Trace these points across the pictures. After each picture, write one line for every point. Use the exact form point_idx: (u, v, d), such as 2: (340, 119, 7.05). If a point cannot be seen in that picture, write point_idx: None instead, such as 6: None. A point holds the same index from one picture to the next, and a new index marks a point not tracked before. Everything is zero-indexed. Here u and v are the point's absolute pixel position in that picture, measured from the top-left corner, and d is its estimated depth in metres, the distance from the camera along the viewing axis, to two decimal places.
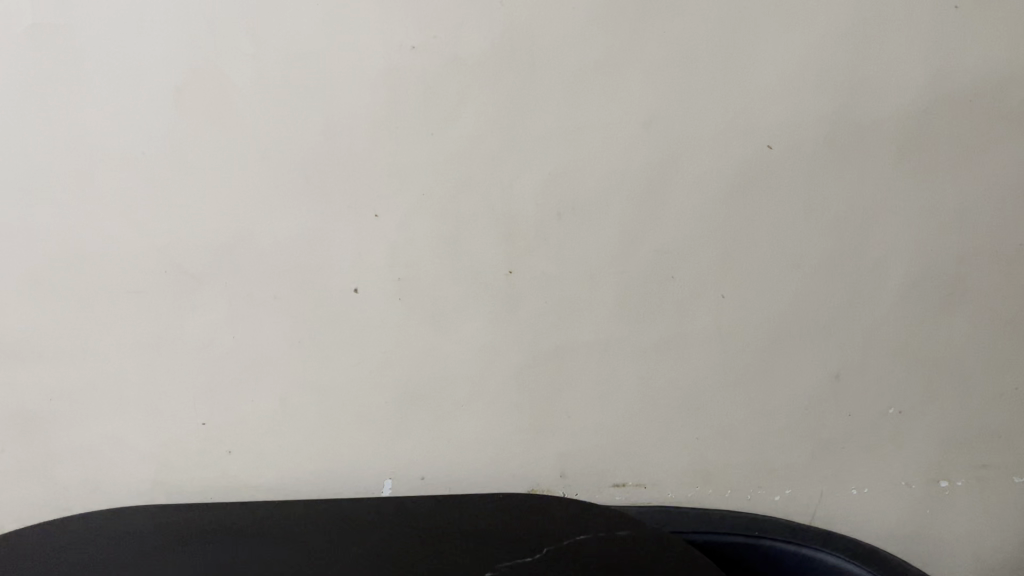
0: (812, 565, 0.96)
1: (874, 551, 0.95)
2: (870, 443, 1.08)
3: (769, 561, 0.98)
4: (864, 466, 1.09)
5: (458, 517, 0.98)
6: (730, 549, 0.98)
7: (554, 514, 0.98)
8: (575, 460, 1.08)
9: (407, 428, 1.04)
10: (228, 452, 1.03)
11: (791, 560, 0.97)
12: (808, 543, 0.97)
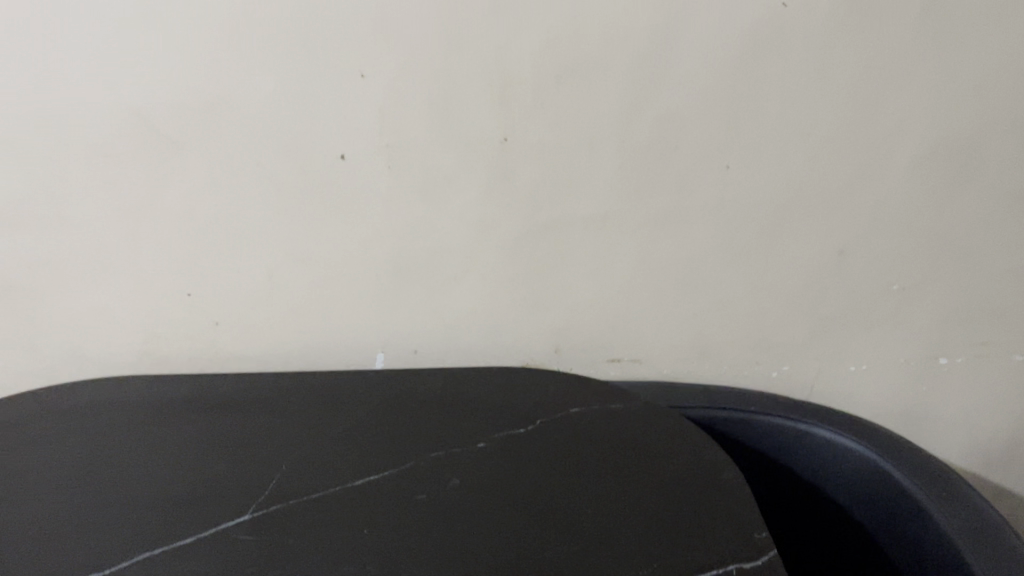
0: (804, 439, 0.95)
1: (865, 427, 0.94)
2: (869, 320, 1.07)
3: (762, 436, 0.97)
4: (862, 342, 1.08)
5: (450, 389, 0.97)
6: (721, 423, 0.97)
7: (547, 386, 0.97)
8: (571, 335, 1.07)
9: (399, 300, 1.02)
10: (216, 323, 1.02)
11: (780, 434, 0.96)
12: (798, 418, 0.96)
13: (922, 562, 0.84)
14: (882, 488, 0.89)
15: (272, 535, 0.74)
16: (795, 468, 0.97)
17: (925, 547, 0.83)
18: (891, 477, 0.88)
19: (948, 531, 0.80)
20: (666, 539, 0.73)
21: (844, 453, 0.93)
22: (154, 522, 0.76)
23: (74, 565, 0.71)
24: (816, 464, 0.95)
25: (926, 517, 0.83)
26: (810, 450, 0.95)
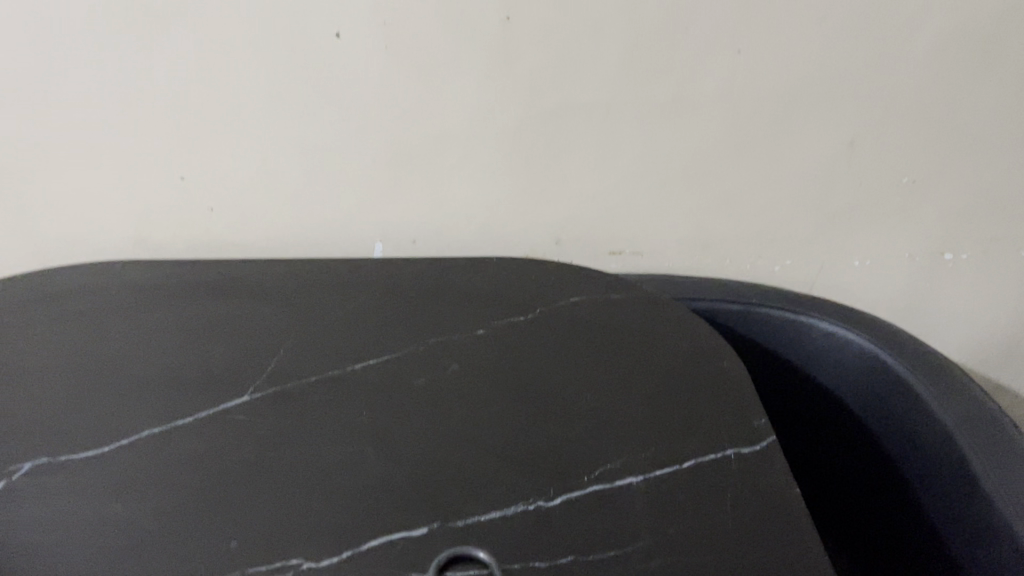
0: (808, 332, 0.94)
1: (870, 322, 0.93)
2: (875, 215, 1.05)
3: (762, 325, 0.96)
4: (867, 237, 1.07)
5: (449, 276, 0.95)
6: (724, 316, 0.97)
7: (549, 272, 0.96)
8: (572, 227, 1.05)
9: (396, 188, 1.00)
10: (210, 209, 1.00)
11: (783, 328, 0.95)
12: (803, 311, 0.94)
13: (916, 452, 0.85)
14: (879, 379, 0.89)
15: (271, 417, 0.74)
16: (798, 362, 0.96)
17: (920, 438, 0.84)
18: (895, 372, 0.88)
19: (948, 424, 0.80)
20: (665, 424, 0.73)
21: (844, 343, 0.92)
22: (151, 403, 0.75)
23: (72, 444, 0.71)
24: (814, 355, 0.95)
25: (925, 409, 0.83)
26: (809, 341, 0.95)
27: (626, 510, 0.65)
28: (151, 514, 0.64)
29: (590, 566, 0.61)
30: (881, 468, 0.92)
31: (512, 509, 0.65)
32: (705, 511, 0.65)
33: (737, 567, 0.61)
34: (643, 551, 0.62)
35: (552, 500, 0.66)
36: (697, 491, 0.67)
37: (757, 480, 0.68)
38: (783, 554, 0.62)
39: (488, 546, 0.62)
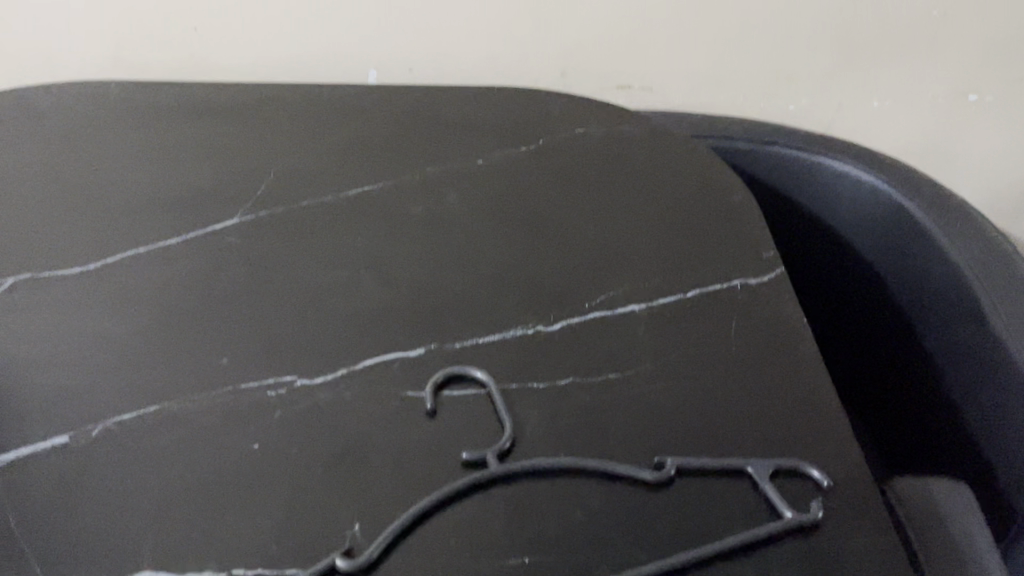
0: (824, 176, 0.88)
1: (895, 165, 0.86)
2: (900, 50, 0.99)
3: (776, 166, 0.90)
4: (889, 75, 1.01)
5: (449, 96, 0.90)
6: (736, 155, 0.90)
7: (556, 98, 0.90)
8: (579, 58, 0.99)
9: (391, 9, 0.93)
10: (193, 28, 0.93)
11: (798, 169, 0.89)
12: (821, 153, 0.88)
13: (928, 303, 0.81)
14: (892, 224, 0.84)
15: (261, 239, 0.71)
16: (811, 207, 0.90)
17: (935, 288, 0.80)
18: (915, 220, 0.82)
19: (966, 275, 0.76)
20: (670, 255, 0.70)
21: (856, 186, 0.86)
22: (135, 223, 0.72)
23: (54, 260, 0.68)
24: (824, 198, 0.89)
25: (940, 257, 0.79)
26: (824, 184, 0.88)
27: (630, 336, 0.63)
28: (136, 331, 0.62)
29: (590, 389, 0.59)
30: (886, 320, 0.88)
31: (511, 333, 0.63)
32: (710, 339, 0.63)
33: (741, 391, 0.59)
34: (644, 375, 0.60)
35: (552, 327, 0.64)
36: (703, 321, 0.64)
37: (764, 310, 0.65)
38: (788, 381, 0.60)
39: (486, 368, 0.61)
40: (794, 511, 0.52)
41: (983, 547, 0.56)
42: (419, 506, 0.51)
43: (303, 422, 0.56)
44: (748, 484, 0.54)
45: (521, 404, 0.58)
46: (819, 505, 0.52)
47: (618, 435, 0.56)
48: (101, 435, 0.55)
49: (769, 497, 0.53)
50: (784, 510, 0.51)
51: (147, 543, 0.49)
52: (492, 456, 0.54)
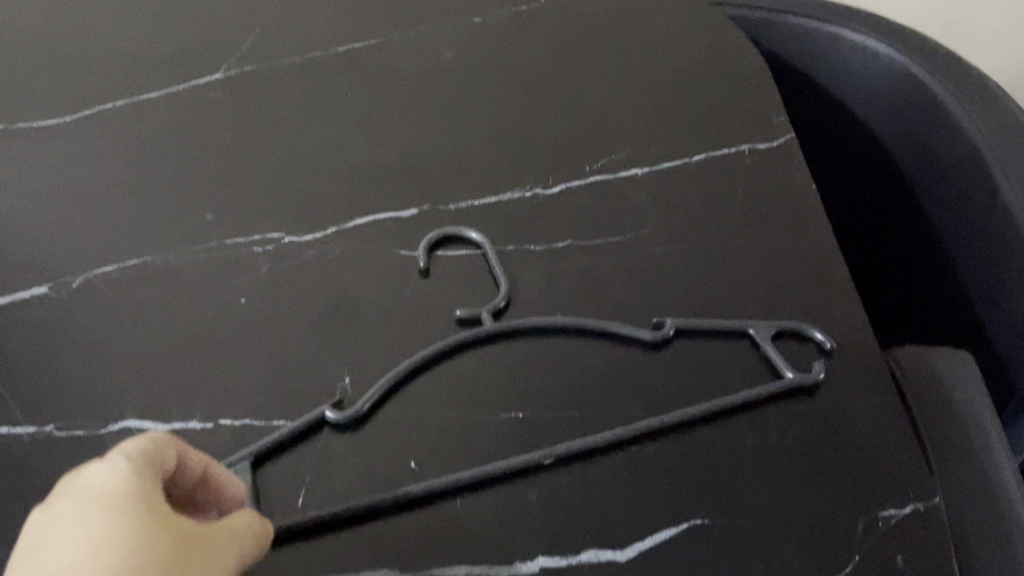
0: (837, 49, 0.78)
1: (916, 38, 0.75)
2: None
3: (785, 38, 0.81)
4: None
5: None
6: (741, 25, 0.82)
7: None
8: None
9: None
10: None
11: (808, 41, 0.79)
12: (833, 22, 0.77)
13: (931, 173, 0.73)
14: (895, 87, 0.74)
15: (244, 94, 0.66)
16: (825, 87, 0.81)
17: (952, 179, 0.70)
18: (934, 100, 0.71)
19: (976, 136, 0.67)
20: (677, 118, 0.66)
21: (871, 60, 0.76)
22: (111, 74, 0.68)
23: (30, 112, 0.64)
24: (823, 60, 0.80)
25: (949, 119, 0.70)
26: (836, 59, 0.78)
27: (633, 200, 0.61)
28: (116, 185, 0.59)
29: (590, 252, 0.57)
30: (883, 197, 0.80)
31: (509, 195, 0.60)
32: (715, 204, 0.61)
33: (745, 256, 0.57)
34: (646, 239, 0.58)
35: (551, 189, 0.61)
36: (709, 186, 0.62)
37: (773, 177, 0.62)
38: (794, 248, 0.58)
39: (483, 228, 0.58)
40: (797, 372, 0.50)
41: (976, 403, 0.56)
42: (408, 364, 0.49)
43: (292, 279, 0.54)
44: (750, 346, 0.52)
45: (517, 265, 0.56)
46: (822, 367, 0.50)
47: (618, 298, 0.55)
48: (82, 286, 0.53)
49: (770, 358, 0.51)
50: (786, 371, 0.50)
51: (132, 392, 0.48)
52: (487, 315, 0.52)
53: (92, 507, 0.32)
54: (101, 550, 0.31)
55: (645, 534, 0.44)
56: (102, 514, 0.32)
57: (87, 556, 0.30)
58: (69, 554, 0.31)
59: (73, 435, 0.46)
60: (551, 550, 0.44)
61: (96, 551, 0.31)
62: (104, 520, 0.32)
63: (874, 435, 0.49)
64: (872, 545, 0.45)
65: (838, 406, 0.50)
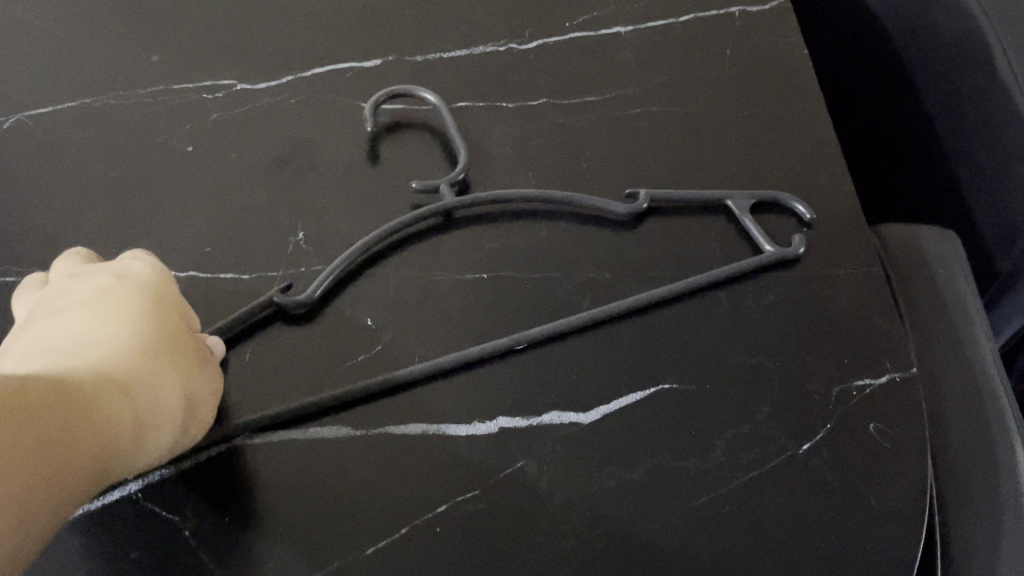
0: None
1: None
2: None
3: None
4: None
5: None
6: None
7: None
8: None
9: None
10: None
11: None
12: None
13: (921, 51, 0.68)
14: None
15: None
16: None
17: (944, 61, 0.66)
18: None
19: (977, 15, 0.63)
20: None
21: None
22: None
23: None
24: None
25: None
26: None
27: (613, 58, 0.57)
28: (55, 24, 0.55)
29: (566, 110, 0.54)
30: (870, 76, 0.75)
31: (480, 49, 0.56)
32: (701, 65, 0.57)
33: (729, 121, 0.54)
34: (624, 99, 0.55)
35: (527, 45, 0.56)
36: (694, 46, 0.58)
37: (765, 40, 0.59)
38: (782, 116, 0.55)
39: (451, 81, 0.54)
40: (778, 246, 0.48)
41: (959, 278, 0.54)
42: (371, 240, 0.45)
43: (243, 126, 0.50)
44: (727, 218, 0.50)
45: (487, 120, 0.53)
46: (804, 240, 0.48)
47: (594, 160, 0.52)
48: (15, 128, 0.50)
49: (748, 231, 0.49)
50: (767, 245, 0.48)
51: (68, 239, 0.45)
52: (446, 186, 0.47)
53: (122, 296, 0.37)
54: (139, 326, 0.36)
55: (612, 397, 0.43)
56: (134, 301, 0.37)
57: (130, 330, 0.36)
58: (113, 326, 0.36)
59: (4, 282, 0.44)
60: (513, 411, 0.42)
61: (137, 327, 0.36)
62: (137, 306, 0.37)
63: (854, 306, 0.47)
64: (845, 413, 0.43)
65: (815, 275, 0.48)
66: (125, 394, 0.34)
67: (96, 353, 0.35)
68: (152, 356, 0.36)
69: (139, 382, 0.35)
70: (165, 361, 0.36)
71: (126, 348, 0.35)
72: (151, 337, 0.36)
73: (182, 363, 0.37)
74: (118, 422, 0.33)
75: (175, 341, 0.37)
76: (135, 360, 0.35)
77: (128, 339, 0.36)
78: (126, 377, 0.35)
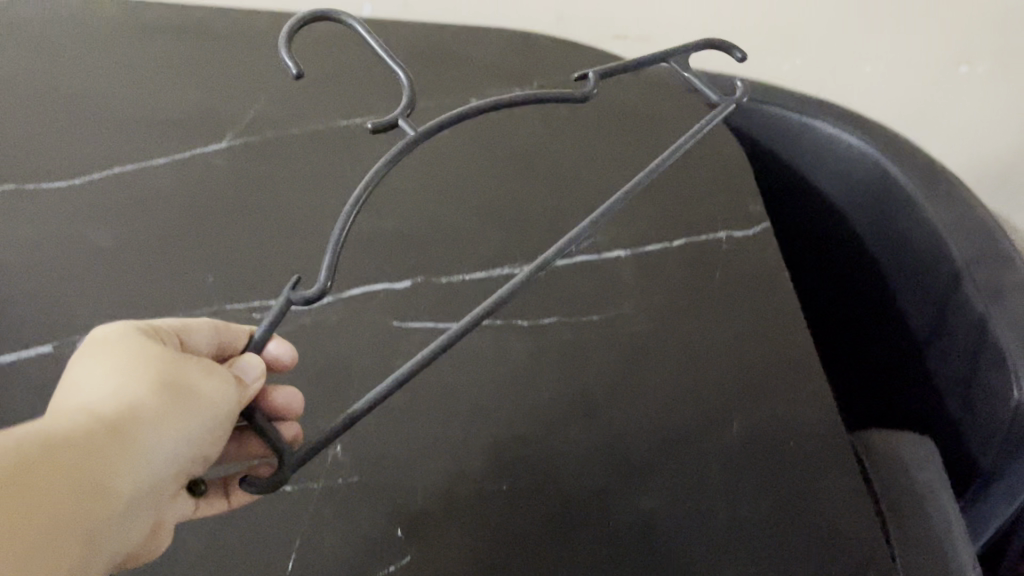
0: (833, 153, 0.81)
1: (909, 151, 0.77)
2: (905, 56, 0.93)
3: (787, 139, 0.84)
4: (897, 41, 0.91)
5: (455, 46, 0.86)
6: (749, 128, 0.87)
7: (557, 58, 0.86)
8: (578, 6, 0.93)
9: None
10: None
11: (808, 146, 0.83)
12: (831, 128, 0.81)
13: (910, 272, 0.76)
14: (864, 176, 0.79)
15: (246, 166, 0.70)
16: (820, 189, 0.85)
17: (932, 290, 0.73)
18: (917, 212, 0.74)
19: (954, 251, 0.70)
20: (661, 203, 0.70)
21: (862, 168, 0.79)
22: (127, 138, 0.72)
23: (46, 176, 0.68)
24: (809, 149, 0.83)
25: (932, 235, 0.72)
26: (829, 163, 0.82)
27: (615, 277, 0.64)
28: (125, 248, 0.63)
29: (574, 327, 0.60)
30: (871, 292, 0.83)
31: (498, 272, 0.63)
32: (695, 283, 0.64)
33: (718, 332, 0.61)
34: (625, 316, 0.61)
35: (537, 266, 0.64)
36: (688, 269, 0.65)
37: (751, 264, 0.66)
38: (769, 329, 0.61)
39: (471, 301, 0.61)
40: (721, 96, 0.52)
41: (936, 484, 0.59)
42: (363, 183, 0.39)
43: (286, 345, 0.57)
44: (710, 423, 0.55)
45: (504, 336, 0.59)
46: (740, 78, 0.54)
47: (601, 372, 0.58)
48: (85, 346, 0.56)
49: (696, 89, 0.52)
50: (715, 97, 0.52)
51: None
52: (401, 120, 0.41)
53: (117, 351, 0.41)
54: (131, 375, 0.40)
55: None
56: (128, 355, 0.40)
57: (123, 379, 0.39)
58: (110, 380, 0.39)
59: None
60: None
61: (130, 377, 0.39)
62: (130, 358, 0.40)
63: (840, 518, 0.51)
64: None
65: (803, 488, 0.52)
66: (120, 439, 0.37)
67: (93, 407, 0.38)
68: (118, 375, 0.39)
69: (117, 404, 0.38)
70: (138, 376, 0.40)
71: (117, 397, 0.38)
72: (116, 365, 0.40)
73: (178, 392, 0.40)
74: (98, 439, 0.37)
75: (142, 357, 0.40)
76: (113, 388, 0.39)
77: (120, 388, 0.39)
78: (120, 422, 0.38)
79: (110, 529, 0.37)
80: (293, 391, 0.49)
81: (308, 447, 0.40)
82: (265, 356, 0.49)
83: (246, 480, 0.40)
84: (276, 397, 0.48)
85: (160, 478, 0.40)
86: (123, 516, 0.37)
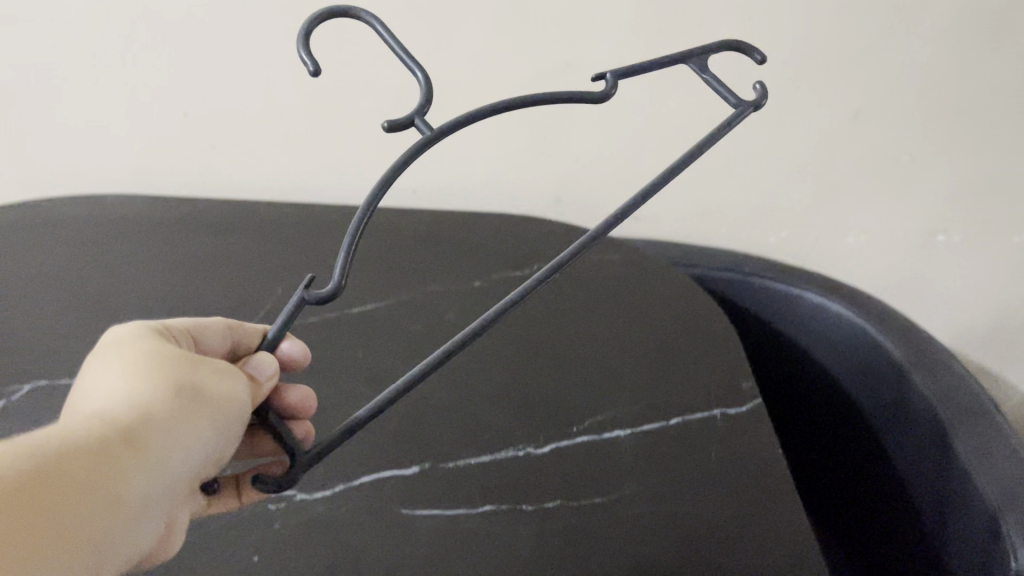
0: (828, 324, 0.85)
1: (898, 322, 0.82)
2: (885, 227, 0.99)
3: (781, 310, 0.89)
4: (875, 215, 0.98)
5: (461, 234, 0.93)
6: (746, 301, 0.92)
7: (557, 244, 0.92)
8: (575, 188, 1.00)
9: (399, 138, 0.95)
10: (212, 147, 0.97)
11: (802, 316, 0.87)
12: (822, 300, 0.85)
13: (907, 438, 0.78)
14: (858, 345, 0.83)
15: None
16: (818, 357, 0.88)
17: (928, 456, 0.75)
18: (908, 378, 0.77)
19: (946, 416, 0.73)
20: (658, 381, 0.74)
21: (855, 336, 0.83)
22: None
23: (74, 368, 0.72)
24: (804, 319, 0.88)
25: (924, 400, 0.75)
26: (823, 332, 0.86)
27: (615, 457, 0.67)
28: None
29: (578, 511, 0.62)
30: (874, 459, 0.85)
31: (502, 454, 0.66)
32: (693, 460, 0.66)
33: (717, 511, 0.63)
34: (627, 498, 0.63)
35: (541, 449, 0.67)
36: (686, 447, 0.68)
37: (745, 440, 0.68)
38: (767, 508, 0.63)
39: (476, 485, 0.64)
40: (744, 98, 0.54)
41: None
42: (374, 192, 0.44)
43: (298, 536, 0.59)
44: None
45: (508, 520, 0.61)
46: (758, 81, 0.55)
47: (602, 557, 0.59)
48: None
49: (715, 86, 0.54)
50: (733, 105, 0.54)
51: None
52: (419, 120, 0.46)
53: (132, 361, 0.45)
54: (143, 381, 0.44)
55: None
56: (141, 363, 0.45)
57: (138, 385, 0.44)
58: (126, 386, 0.44)
59: None
60: None
61: (142, 382, 0.44)
62: (144, 366, 0.45)
63: None
64: None
65: None
66: (134, 441, 0.42)
67: (109, 411, 0.43)
68: (132, 381, 0.44)
69: (132, 410, 0.43)
70: (150, 382, 0.44)
71: (131, 401, 0.43)
72: (130, 373, 0.44)
73: (188, 397, 0.45)
74: (115, 439, 0.41)
75: (154, 366, 0.45)
76: (127, 394, 0.43)
77: (134, 393, 0.43)
78: (133, 425, 0.42)
79: (132, 519, 0.41)
80: (304, 390, 0.59)
81: (319, 446, 0.48)
82: (281, 355, 0.58)
83: (262, 480, 0.48)
84: (291, 397, 0.58)
85: (174, 477, 0.44)
86: (142, 508, 0.42)
